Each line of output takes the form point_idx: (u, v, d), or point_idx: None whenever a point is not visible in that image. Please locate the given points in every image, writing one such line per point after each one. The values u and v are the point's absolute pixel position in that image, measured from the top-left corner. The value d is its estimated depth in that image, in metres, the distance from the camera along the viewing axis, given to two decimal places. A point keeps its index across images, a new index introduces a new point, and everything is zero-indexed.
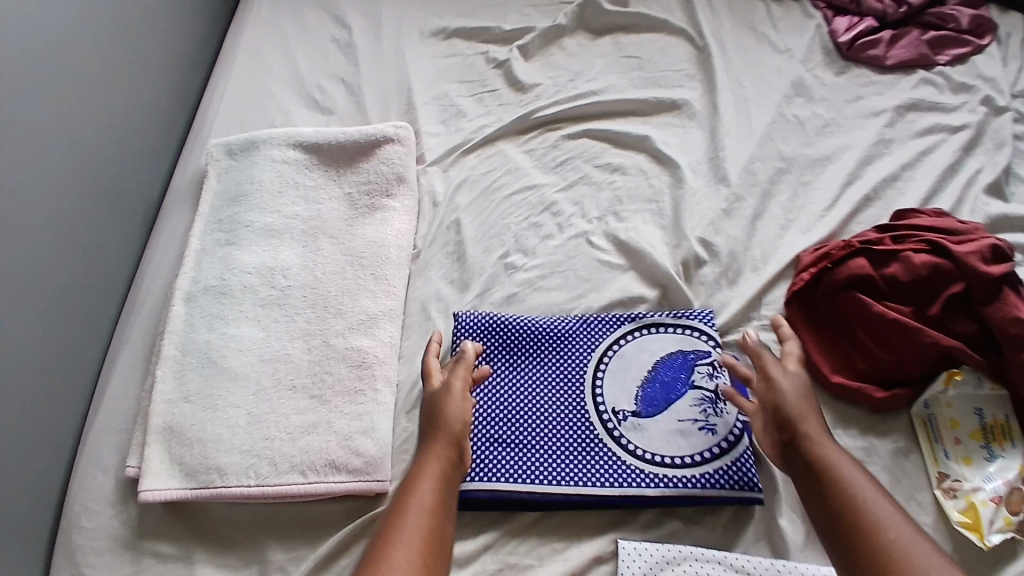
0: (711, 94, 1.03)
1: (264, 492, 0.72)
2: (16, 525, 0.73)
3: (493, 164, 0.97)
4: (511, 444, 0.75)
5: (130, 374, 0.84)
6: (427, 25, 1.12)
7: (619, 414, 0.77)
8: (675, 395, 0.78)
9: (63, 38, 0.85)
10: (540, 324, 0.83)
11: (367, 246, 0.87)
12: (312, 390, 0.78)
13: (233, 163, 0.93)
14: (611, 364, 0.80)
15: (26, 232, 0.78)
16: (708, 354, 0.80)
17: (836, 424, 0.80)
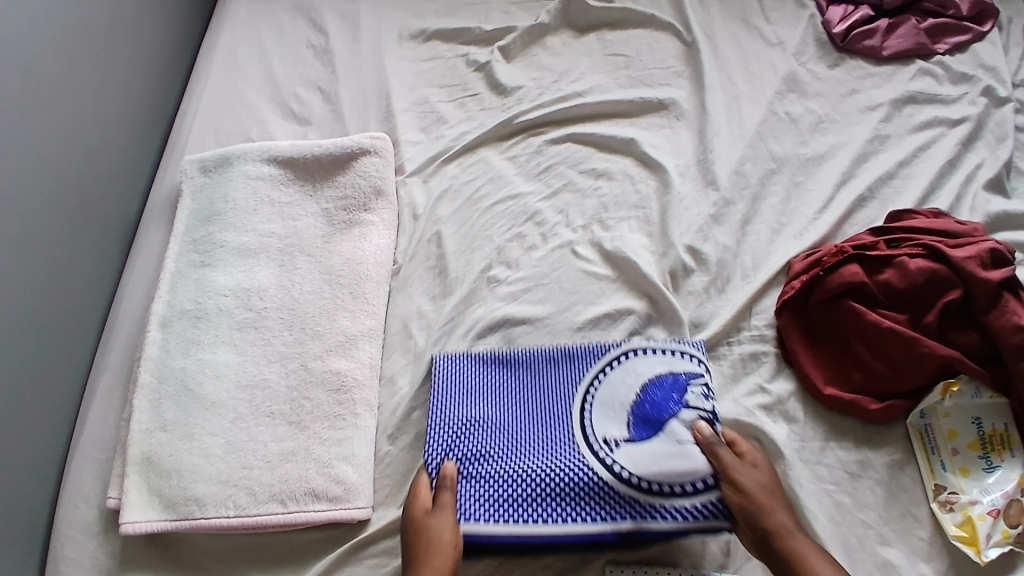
0: (700, 92, 0.99)
1: (239, 523, 0.71)
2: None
3: (475, 172, 0.94)
4: (489, 479, 0.70)
5: (109, 400, 0.82)
6: (406, 26, 1.08)
7: (611, 442, 0.72)
8: (668, 417, 0.73)
9: (26, 56, 0.82)
10: (523, 357, 0.79)
11: (345, 264, 0.85)
12: (289, 416, 0.76)
13: (206, 179, 0.91)
14: (599, 393, 0.76)
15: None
16: (700, 375, 0.75)
17: (831, 437, 0.77)
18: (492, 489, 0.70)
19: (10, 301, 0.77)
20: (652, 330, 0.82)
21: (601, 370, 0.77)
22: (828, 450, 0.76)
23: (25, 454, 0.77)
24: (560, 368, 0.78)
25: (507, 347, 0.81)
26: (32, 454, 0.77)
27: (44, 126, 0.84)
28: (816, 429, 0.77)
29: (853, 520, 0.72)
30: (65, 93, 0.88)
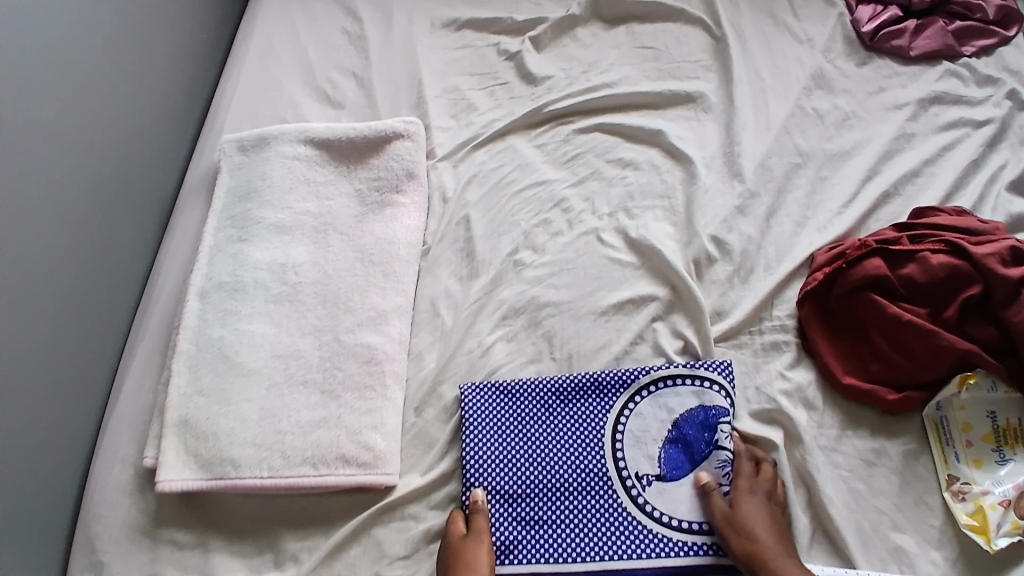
0: (727, 86, 1.01)
1: (277, 484, 0.74)
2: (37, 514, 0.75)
3: (503, 159, 0.96)
4: (526, 520, 0.75)
5: (147, 367, 0.85)
6: (438, 16, 1.10)
7: (643, 479, 0.75)
8: (699, 455, 0.76)
9: (74, 35, 0.85)
10: (554, 386, 0.81)
11: (377, 243, 0.88)
12: (321, 386, 0.80)
13: (244, 158, 0.94)
14: (629, 424, 0.78)
15: (41, 230, 0.79)
16: (729, 412, 0.77)
17: (847, 427, 0.79)
18: (527, 529, 0.74)
19: (54, 269, 0.80)
20: (675, 317, 0.85)
21: (630, 400, 0.80)
22: (845, 439, 0.78)
23: (65, 415, 0.80)
24: (590, 400, 0.80)
25: (534, 378, 0.82)
26: (72, 417, 0.81)
27: (90, 104, 0.87)
28: (833, 419, 0.79)
29: (867, 507, 0.74)
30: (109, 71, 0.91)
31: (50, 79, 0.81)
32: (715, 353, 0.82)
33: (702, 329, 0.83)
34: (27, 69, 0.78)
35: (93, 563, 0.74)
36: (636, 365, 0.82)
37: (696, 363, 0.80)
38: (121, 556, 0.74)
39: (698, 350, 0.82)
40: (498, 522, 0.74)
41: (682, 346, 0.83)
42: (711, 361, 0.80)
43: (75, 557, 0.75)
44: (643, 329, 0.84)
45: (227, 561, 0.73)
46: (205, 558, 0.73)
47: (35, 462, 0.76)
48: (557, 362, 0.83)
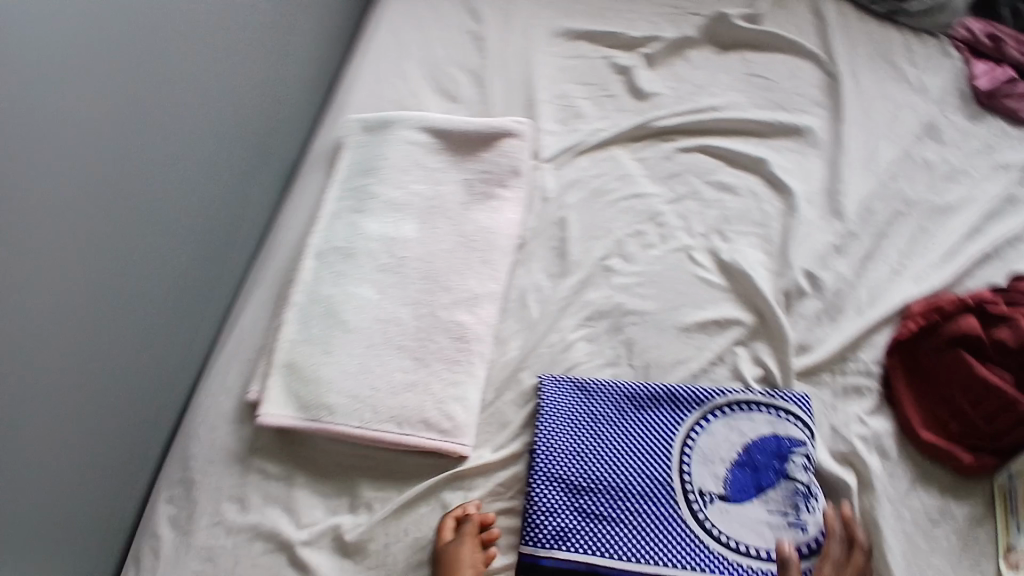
0: (836, 124, 1.01)
1: (362, 433, 0.82)
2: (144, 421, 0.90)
3: (603, 168, 1.00)
4: (587, 512, 0.78)
5: (259, 313, 0.96)
6: (556, 24, 1.15)
7: (706, 497, 0.77)
8: (766, 483, 0.78)
9: (226, 15, 0.95)
10: (629, 391, 0.84)
11: (479, 231, 0.95)
12: (412, 351, 0.87)
13: (368, 138, 1.02)
14: (699, 441, 0.81)
15: (181, 185, 0.90)
16: (803, 445, 0.79)
17: (916, 479, 0.78)
18: (587, 521, 0.77)
19: (187, 219, 0.93)
20: (757, 345, 0.86)
21: (702, 418, 0.82)
22: (913, 493, 0.78)
23: (175, 341, 0.94)
24: (662, 411, 0.83)
25: (610, 380, 0.86)
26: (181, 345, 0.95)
27: (230, 79, 0.99)
28: (902, 469, 0.79)
29: (924, 564, 0.73)
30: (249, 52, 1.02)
31: (205, 52, 0.92)
32: (798, 387, 0.84)
33: (785, 362, 0.84)
34: (189, 41, 0.89)
35: (186, 478, 0.86)
36: (711, 385, 0.84)
37: (774, 393, 0.82)
38: (212, 478, 0.85)
39: (778, 381, 0.84)
40: (558, 508, 0.78)
41: (761, 374, 0.85)
42: (790, 393, 0.82)
43: (173, 469, 0.88)
44: (721, 352, 0.86)
45: (309, 498, 0.83)
46: (290, 491, 0.83)
47: (149, 381, 0.90)
48: (634, 369, 0.87)
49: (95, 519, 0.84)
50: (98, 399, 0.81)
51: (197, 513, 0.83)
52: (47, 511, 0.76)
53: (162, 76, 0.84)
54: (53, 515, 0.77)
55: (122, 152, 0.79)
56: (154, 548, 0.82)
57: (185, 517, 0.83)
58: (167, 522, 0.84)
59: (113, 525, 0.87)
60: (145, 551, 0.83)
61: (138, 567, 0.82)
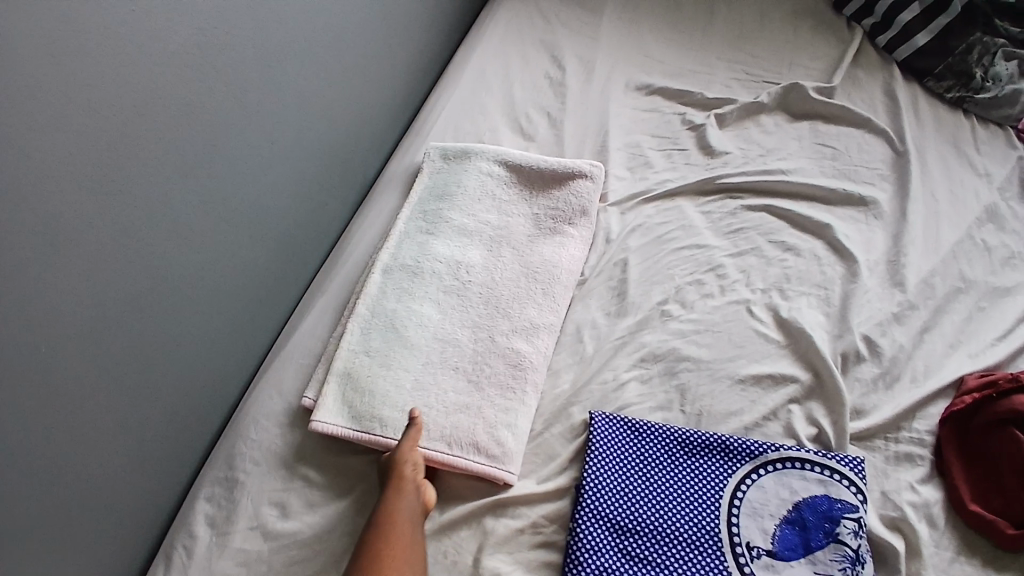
0: (903, 200, 1.03)
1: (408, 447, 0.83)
2: (195, 407, 0.94)
3: (669, 217, 1.03)
4: (631, 555, 0.77)
5: (322, 319, 1.00)
6: (633, 78, 1.20)
7: (753, 551, 0.77)
8: (814, 544, 0.77)
9: (322, 42, 1.04)
10: (681, 437, 0.85)
11: (543, 264, 0.98)
12: (466, 373, 0.89)
13: (444, 165, 1.09)
14: (748, 494, 0.81)
15: (259, 189, 0.97)
16: (854, 509, 0.78)
17: (960, 553, 0.77)
18: (631, 564, 0.77)
19: (262, 223, 0.99)
20: (811, 404, 0.87)
21: (753, 471, 0.82)
22: (956, 564, 0.76)
23: (235, 337, 0.99)
24: (713, 460, 0.83)
25: (660, 423, 0.87)
26: (240, 341, 1.00)
27: (319, 99, 1.06)
28: (948, 541, 0.78)
29: None
30: (336, 75, 1.09)
31: (298, 70, 0.99)
32: (852, 450, 0.84)
33: (839, 425, 0.84)
34: (284, 57, 0.96)
35: (229, 477, 0.88)
36: (763, 439, 0.85)
37: (827, 454, 0.82)
38: (254, 479, 0.87)
39: (831, 443, 0.84)
40: (602, 547, 0.77)
41: (815, 434, 0.85)
42: (842, 455, 0.82)
43: (217, 466, 0.90)
44: (772, 410, 0.86)
45: (351, 503, 0.84)
46: (333, 493, 0.85)
47: (207, 369, 0.94)
48: (685, 415, 0.87)
49: (136, 506, 0.86)
50: (153, 383, 0.85)
51: (236, 513, 0.85)
52: (93, 490, 0.79)
53: (259, 87, 0.92)
54: (98, 492, 0.80)
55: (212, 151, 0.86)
56: (189, 547, 0.84)
57: (224, 516, 0.85)
58: (205, 520, 0.86)
59: (153, 513, 0.90)
60: (179, 548, 0.84)
61: (170, 563, 0.83)
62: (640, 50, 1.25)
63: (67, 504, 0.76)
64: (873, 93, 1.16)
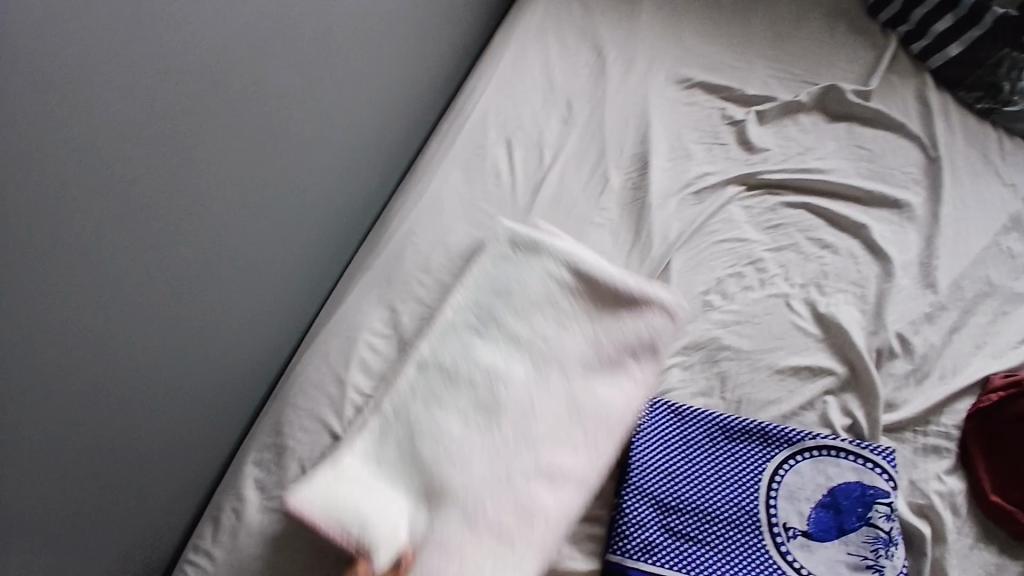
0: (935, 204, 1.06)
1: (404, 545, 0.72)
2: (235, 373, 0.97)
3: (710, 209, 1.05)
4: (676, 531, 0.81)
5: (368, 297, 1.03)
6: (674, 71, 1.22)
7: (789, 531, 0.80)
8: (848, 527, 0.80)
9: (369, 23, 1.06)
10: (721, 421, 0.88)
11: (594, 405, 0.84)
12: (466, 525, 0.73)
13: (511, 255, 0.93)
14: (786, 478, 0.84)
15: (305, 166, 1.00)
16: (887, 494, 0.82)
17: (978, 539, 0.82)
18: (676, 540, 0.80)
19: (307, 198, 1.02)
20: (846, 396, 0.90)
21: (790, 456, 0.85)
22: (975, 549, 0.81)
23: (277, 307, 1.02)
24: (752, 444, 0.86)
25: (700, 407, 0.90)
26: (279, 311, 1.03)
27: (364, 78, 1.08)
28: (969, 529, 0.82)
29: None
30: (380, 56, 1.10)
31: (343, 48, 1.01)
32: (883, 440, 0.88)
33: (873, 416, 0.88)
34: (332, 34, 0.97)
35: (277, 444, 0.93)
36: (800, 427, 0.88)
37: (861, 443, 0.86)
38: (302, 447, 0.91)
39: (865, 433, 0.88)
40: (648, 523, 0.81)
41: (849, 424, 0.88)
42: (875, 444, 0.86)
43: (264, 432, 0.95)
44: (808, 400, 0.90)
45: None
46: None
47: (251, 337, 0.98)
48: (725, 402, 0.91)
49: (179, 462, 0.91)
50: (195, 347, 0.88)
51: (285, 478, 0.89)
52: (144, 453, 0.84)
53: (307, 64, 0.94)
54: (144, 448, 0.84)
55: (260, 123, 0.88)
56: (237, 509, 0.88)
57: (274, 481, 0.90)
58: (254, 485, 0.90)
59: (199, 474, 0.95)
60: (228, 511, 0.89)
61: (218, 524, 0.88)
62: (681, 43, 1.26)
63: (119, 464, 0.80)
64: (907, 99, 1.19)
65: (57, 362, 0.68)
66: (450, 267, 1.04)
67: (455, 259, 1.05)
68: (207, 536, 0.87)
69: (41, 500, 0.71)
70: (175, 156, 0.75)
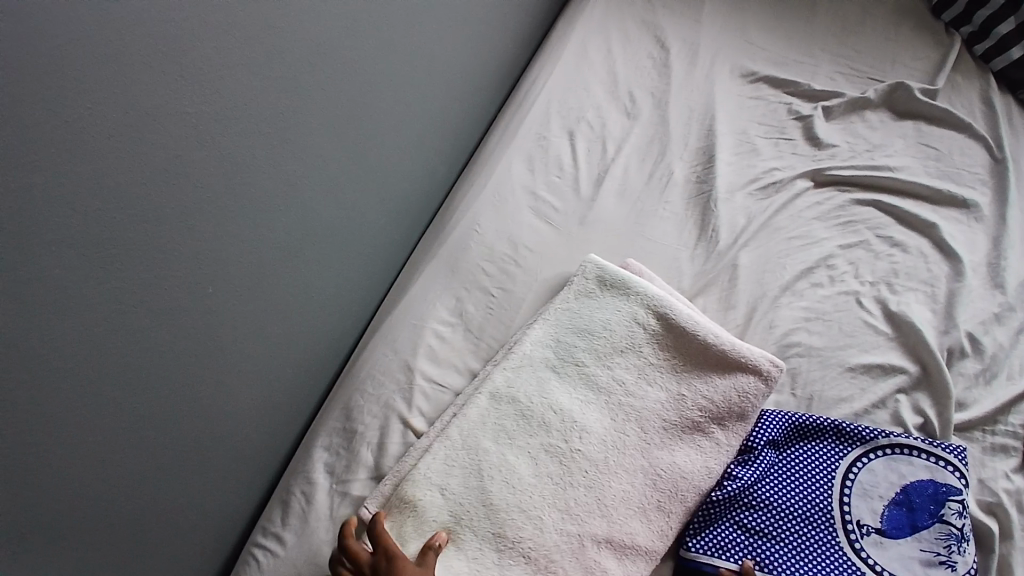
0: (1002, 205, 1.06)
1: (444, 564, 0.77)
2: (305, 356, 0.97)
3: (779, 205, 1.05)
4: (749, 528, 0.82)
5: (435, 282, 1.01)
6: (739, 65, 1.23)
7: (863, 528, 0.81)
8: (921, 524, 0.81)
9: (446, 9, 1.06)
10: (797, 418, 0.89)
11: (672, 471, 0.85)
12: (534, 569, 0.78)
13: (593, 290, 0.95)
14: (859, 476, 0.84)
15: (379, 149, 1.00)
16: (959, 492, 0.82)
17: None
18: (749, 536, 0.81)
19: (379, 184, 1.03)
20: (918, 395, 0.91)
21: (863, 455, 0.86)
22: None
23: (346, 292, 1.02)
24: (825, 442, 0.87)
25: (773, 408, 0.91)
26: (348, 296, 1.03)
27: (436, 64, 1.08)
28: None
29: None
30: (452, 44, 1.11)
31: (421, 34, 1.01)
32: (954, 438, 0.88)
33: (944, 415, 0.89)
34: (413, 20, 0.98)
35: (348, 428, 0.91)
36: (873, 425, 0.88)
37: (934, 441, 0.86)
38: (371, 432, 0.89)
39: (937, 432, 0.88)
40: (728, 522, 0.83)
41: (921, 423, 0.89)
42: (948, 443, 0.86)
43: (333, 417, 0.93)
44: (880, 398, 0.90)
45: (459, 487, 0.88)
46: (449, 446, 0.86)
47: (322, 320, 0.99)
48: (796, 398, 0.92)
49: (251, 440, 0.91)
50: (272, 328, 0.88)
51: (355, 463, 0.87)
52: (223, 430, 0.85)
53: (390, 51, 0.94)
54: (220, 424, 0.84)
55: (344, 107, 0.88)
56: (307, 493, 0.87)
57: (343, 466, 0.88)
58: (324, 469, 0.88)
59: (267, 456, 0.95)
60: (297, 495, 0.87)
61: (288, 508, 0.86)
62: (745, 38, 1.28)
63: (200, 442, 0.82)
64: (972, 99, 1.19)
65: (146, 334, 0.69)
66: (515, 259, 1.02)
67: (520, 251, 1.03)
68: (276, 519, 0.86)
69: (127, 467, 0.72)
70: (266, 134, 0.76)
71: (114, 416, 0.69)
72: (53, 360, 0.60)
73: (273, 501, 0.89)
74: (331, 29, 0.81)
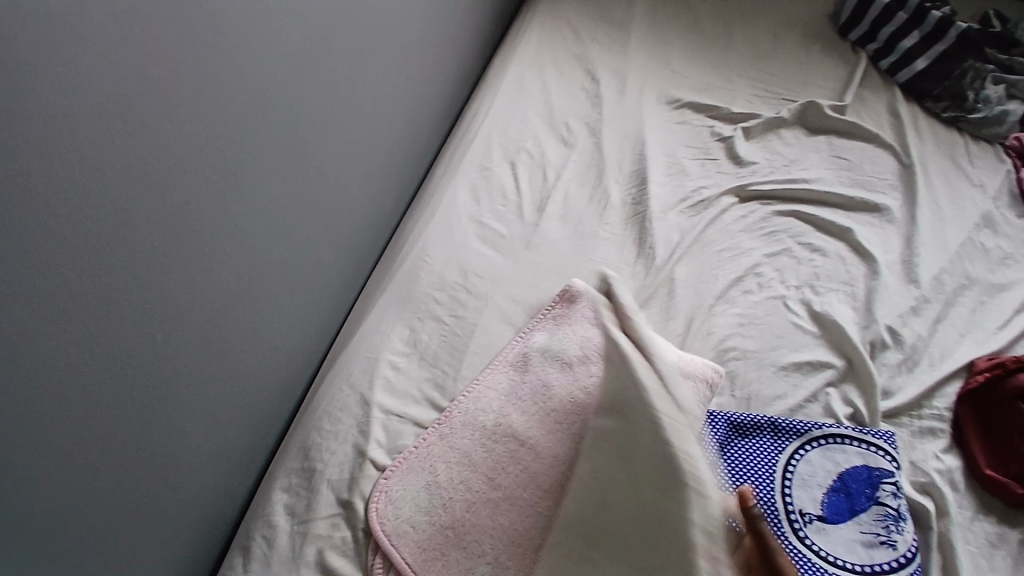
0: (912, 207, 1.16)
1: (393, 557, 0.81)
2: (259, 397, 0.99)
3: (707, 221, 1.13)
4: None
5: (389, 313, 1.06)
6: (665, 93, 1.33)
7: (806, 517, 0.86)
8: (859, 508, 0.86)
9: (385, 57, 1.13)
10: (737, 418, 0.94)
11: None
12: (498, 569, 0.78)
13: None
14: (798, 467, 0.90)
15: (325, 193, 1.04)
16: (891, 474, 0.88)
17: (978, 509, 0.88)
18: None
19: (327, 226, 1.07)
20: (846, 387, 0.98)
21: (801, 446, 0.92)
22: (976, 520, 0.87)
23: (301, 334, 1.06)
24: (765, 437, 0.92)
25: (717, 409, 0.95)
26: (300, 335, 1.06)
27: (376, 106, 1.14)
28: (966, 498, 0.89)
29: None
30: (392, 90, 1.17)
31: (361, 81, 1.07)
32: (884, 424, 0.95)
33: (872, 405, 0.95)
34: (351, 67, 1.03)
35: (307, 467, 0.92)
36: (807, 419, 0.94)
37: (864, 430, 0.93)
38: (332, 469, 0.91)
39: (866, 420, 0.95)
40: None
41: (851, 412, 0.95)
42: (876, 429, 0.93)
43: (292, 457, 0.94)
44: (811, 394, 0.97)
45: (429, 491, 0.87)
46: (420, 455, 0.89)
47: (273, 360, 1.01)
48: (736, 399, 0.97)
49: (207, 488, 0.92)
50: (226, 370, 0.90)
51: (316, 503, 0.88)
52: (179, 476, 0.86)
53: (332, 99, 1.00)
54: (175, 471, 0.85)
55: (290, 154, 0.93)
56: (267, 538, 0.87)
57: (303, 506, 0.88)
58: (284, 511, 0.89)
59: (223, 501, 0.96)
60: (258, 540, 0.87)
61: (248, 554, 0.86)
62: (669, 67, 1.37)
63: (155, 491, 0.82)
64: (880, 113, 1.29)
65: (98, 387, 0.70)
66: (465, 287, 1.07)
67: (470, 279, 1.08)
68: (237, 566, 0.86)
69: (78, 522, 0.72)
70: (211, 182, 0.79)
71: (69, 466, 0.69)
72: (16, 411, 0.61)
73: (232, 548, 0.89)
74: (274, 81, 0.86)
